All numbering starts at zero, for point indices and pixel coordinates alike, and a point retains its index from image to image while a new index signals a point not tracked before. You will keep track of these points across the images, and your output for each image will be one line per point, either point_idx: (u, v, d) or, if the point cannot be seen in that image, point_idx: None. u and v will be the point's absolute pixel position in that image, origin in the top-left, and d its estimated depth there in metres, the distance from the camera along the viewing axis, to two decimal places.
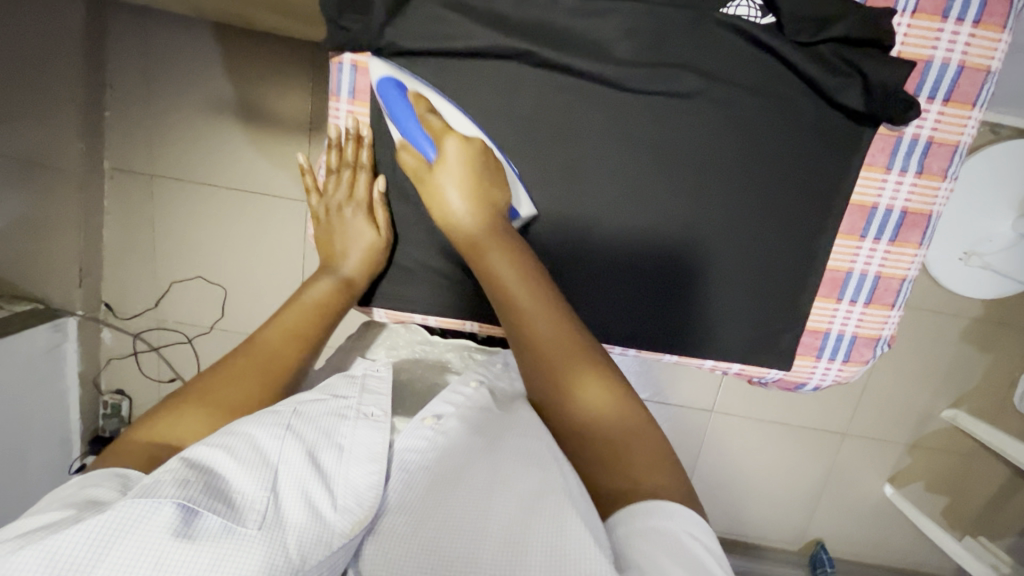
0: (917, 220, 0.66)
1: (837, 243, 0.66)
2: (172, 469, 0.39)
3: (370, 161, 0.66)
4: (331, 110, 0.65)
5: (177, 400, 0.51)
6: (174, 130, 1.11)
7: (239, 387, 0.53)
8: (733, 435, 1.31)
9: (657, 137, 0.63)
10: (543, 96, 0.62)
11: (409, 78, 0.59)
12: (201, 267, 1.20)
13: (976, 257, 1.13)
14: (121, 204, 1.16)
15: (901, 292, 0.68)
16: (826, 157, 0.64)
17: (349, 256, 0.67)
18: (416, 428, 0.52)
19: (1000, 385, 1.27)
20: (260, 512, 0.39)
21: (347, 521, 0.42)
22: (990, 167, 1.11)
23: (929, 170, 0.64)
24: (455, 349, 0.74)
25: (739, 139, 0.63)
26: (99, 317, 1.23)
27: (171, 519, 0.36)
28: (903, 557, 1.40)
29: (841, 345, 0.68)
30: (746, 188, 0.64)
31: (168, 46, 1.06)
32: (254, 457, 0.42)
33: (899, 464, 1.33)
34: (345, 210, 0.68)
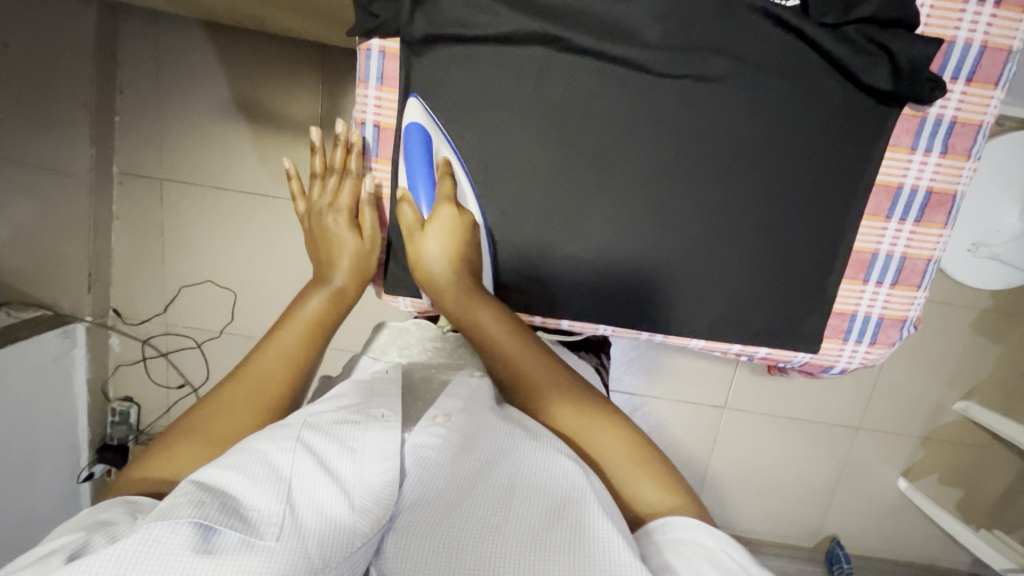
0: (942, 199, 0.64)
1: (862, 225, 0.65)
2: (185, 493, 0.42)
3: (357, 167, 0.65)
4: (359, 97, 0.65)
5: (168, 439, 0.52)
6: (195, 125, 1.15)
7: (234, 418, 0.54)
8: (738, 432, 1.32)
9: (684, 121, 0.62)
10: (574, 80, 0.62)
11: (437, 134, 0.62)
12: (224, 260, 1.23)
13: (984, 247, 1.13)
14: (138, 205, 1.20)
15: (927, 274, 0.67)
16: (849, 157, 0.63)
17: (337, 266, 0.64)
18: (427, 426, 0.54)
19: (1011, 375, 1.26)
20: (277, 525, 0.42)
21: (366, 522, 0.45)
22: (995, 160, 1.11)
23: (954, 149, 0.63)
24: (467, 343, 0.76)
25: (768, 124, 0.62)
26: (107, 322, 1.26)
27: (188, 539, 0.39)
28: (921, 553, 1.39)
29: (868, 327, 0.68)
30: (765, 179, 0.64)
31: (177, 52, 1.12)
32: (265, 473, 0.45)
33: (912, 457, 1.33)
34: (326, 216, 0.65)
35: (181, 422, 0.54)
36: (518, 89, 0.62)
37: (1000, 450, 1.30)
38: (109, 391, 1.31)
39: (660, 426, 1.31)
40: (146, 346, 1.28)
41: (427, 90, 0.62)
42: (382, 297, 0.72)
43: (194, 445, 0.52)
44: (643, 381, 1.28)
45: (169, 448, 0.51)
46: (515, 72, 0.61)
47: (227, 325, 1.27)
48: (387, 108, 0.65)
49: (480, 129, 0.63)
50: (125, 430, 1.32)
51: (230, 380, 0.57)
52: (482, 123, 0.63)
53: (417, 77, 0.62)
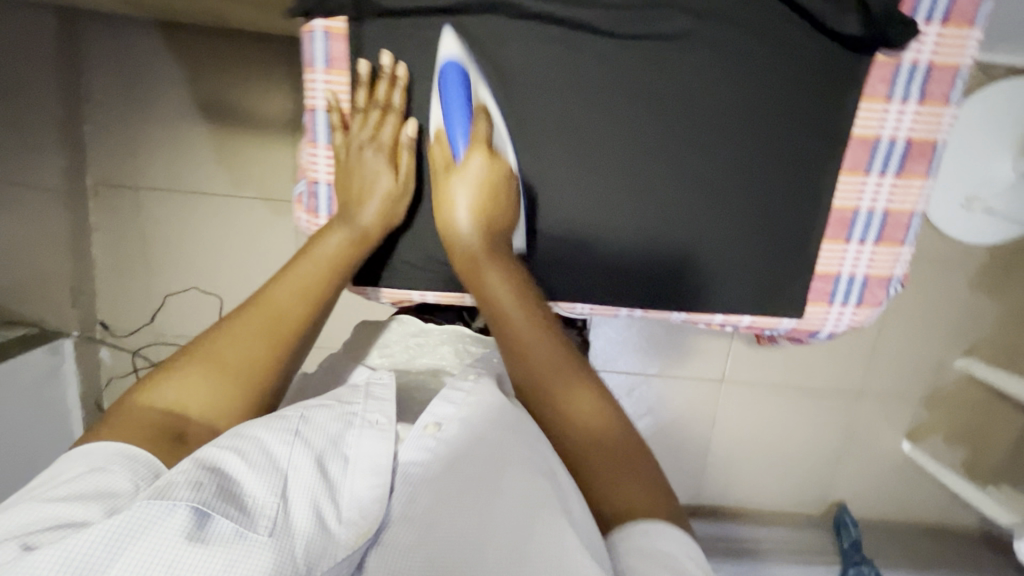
0: (923, 149, 0.62)
1: (840, 181, 0.63)
2: (184, 471, 0.43)
3: (401, 105, 0.61)
4: (308, 83, 0.63)
5: (187, 360, 0.54)
6: (167, 129, 1.13)
7: (245, 350, 0.56)
8: (739, 405, 1.31)
9: (652, 85, 0.60)
10: (534, 49, 0.59)
11: (473, 73, 0.58)
12: (208, 265, 1.21)
13: (979, 202, 1.10)
14: (115, 215, 1.18)
15: (912, 228, 0.64)
16: (821, 112, 0.61)
17: (365, 204, 0.61)
18: (419, 437, 0.51)
19: (1011, 331, 1.25)
20: (270, 519, 0.42)
21: (352, 534, 0.44)
22: (984, 110, 1.08)
23: (932, 96, 0.60)
24: (450, 342, 0.76)
25: (739, 83, 0.60)
26: (95, 336, 1.25)
27: (184, 522, 0.40)
28: (931, 513, 1.38)
29: (853, 288, 0.66)
30: (738, 143, 0.62)
31: (143, 55, 1.09)
32: (263, 462, 0.46)
33: (916, 419, 1.32)
34: (365, 151, 0.62)
35: (190, 349, 0.56)
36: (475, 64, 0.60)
37: (1003, 405, 1.29)
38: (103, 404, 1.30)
39: (660, 404, 1.30)
40: (137, 356, 1.27)
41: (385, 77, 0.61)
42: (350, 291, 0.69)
43: (204, 375, 0.54)
44: (640, 360, 1.28)
45: (179, 375, 0.53)
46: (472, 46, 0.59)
47: None
48: (338, 91, 0.63)
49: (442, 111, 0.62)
50: None
51: (241, 313, 0.58)
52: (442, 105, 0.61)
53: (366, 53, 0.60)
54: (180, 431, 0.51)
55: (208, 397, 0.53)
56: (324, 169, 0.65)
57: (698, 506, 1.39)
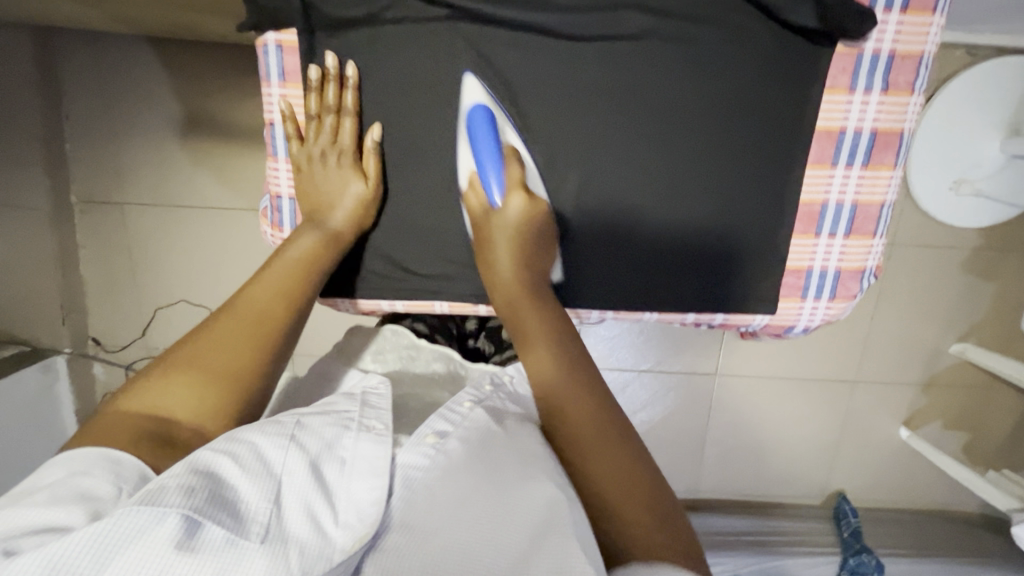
0: (889, 139, 0.61)
1: (807, 174, 0.62)
2: (176, 476, 0.40)
3: (355, 105, 0.61)
4: (263, 96, 0.63)
5: (167, 365, 0.51)
6: (149, 144, 1.13)
7: (231, 352, 0.53)
8: (733, 398, 1.30)
9: (612, 85, 0.60)
10: (491, 54, 0.59)
11: (501, 115, 0.60)
12: (196, 278, 1.22)
13: (967, 184, 1.09)
14: (101, 232, 1.18)
15: (882, 219, 0.63)
16: (778, 104, 0.60)
17: (337, 207, 0.62)
18: (416, 445, 0.49)
19: (1006, 313, 1.23)
20: (263, 525, 0.39)
21: (349, 537, 0.41)
22: (968, 92, 1.07)
23: (896, 85, 0.59)
24: (443, 359, 0.75)
25: (701, 77, 0.59)
26: (88, 353, 1.25)
27: (174, 529, 0.36)
28: (932, 499, 1.38)
29: (826, 282, 0.65)
30: (703, 139, 0.61)
31: (120, 71, 1.09)
32: (258, 466, 0.43)
33: (913, 406, 1.31)
34: (328, 159, 0.62)
35: (173, 351, 0.53)
36: (435, 71, 0.60)
37: (999, 389, 1.28)
38: None
39: (654, 399, 1.30)
40: (130, 371, 1.27)
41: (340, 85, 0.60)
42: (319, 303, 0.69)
43: (185, 375, 0.50)
44: (632, 357, 1.27)
45: (159, 378, 0.50)
46: (429, 54, 0.59)
47: None
48: (295, 103, 0.63)
49: (405, 119, 0.62)
50: None
51: (225, 316, 0.55)
52: (403, 114, 0.61)
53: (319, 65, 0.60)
54: (167, 435, 0.47)
55: (192, 398, 0.49)
56: (285, 182, 0.66)
57: (698, 500, 1.38)
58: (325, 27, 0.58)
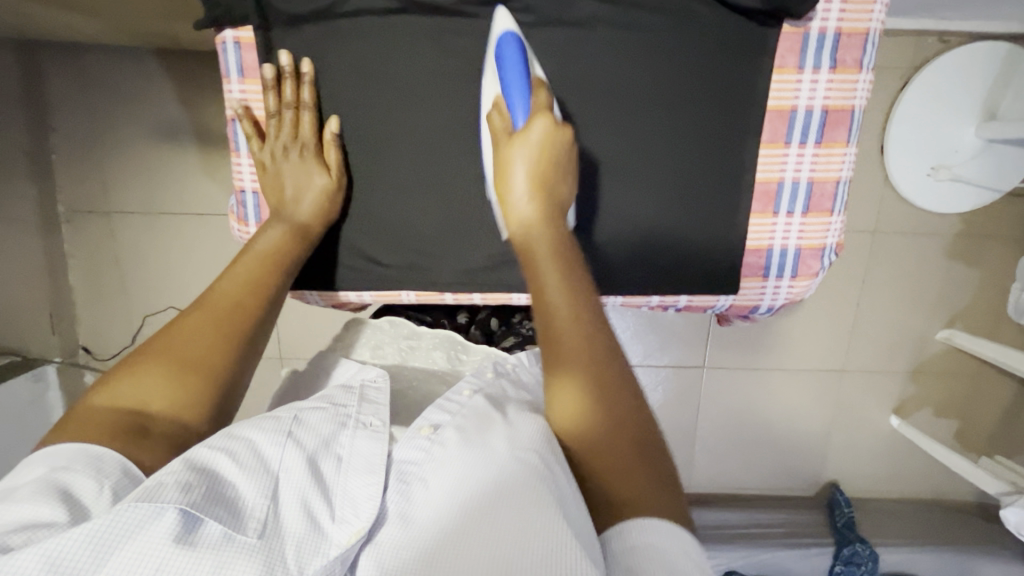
0: (840, 117, 0.62)
1: (760, 155, 0.63)
2: (173, 471, 0.41)
3: (313, 100, 0.62)
4: (224, 92, 0.64)
5: (139, 357, 0.51)
6: (134, 152, 1.15)
7: (202, 343, 0.52)
8: (722, 391, 1.30)
9: (568, 72, 0.61)
10: (450, 43, 0.61)
11: (529, 48, 0.59)
12: (184, 284, 1.23)
13: (945, 170, 1.10)
14: (88, 241, 1.20)
15: (839, 196, 0.64)
16: (730, 89, 0.61)
17: (301, 201, 0.62)
18: (411, 437, 0.50)
19: (992, 298, 1.24)
20: (260, 521, 0.41)
21: (344, 532, 0.43)
22: (941, 78, 1.08)
23: (844, 62, 0.60)
24: (443, 347, 0.76)
25: (652, 60, 0.61)
26: (79, 362, 1.26)
27: (172, 525, 0.38)
28: (927, 487, 1.37)
29: (787, 261, 0.66)
30: (660, 122, 0.62)
31: (104, 82, 1.11)
32: (254, 463, 0.44)
33: (903, 394, 1.31)
34: (289, 154, 0.62)
35: (149, 344, 0.52)
36: (397, 61, 0.61)
37: (988, 374, 1.28)
38: None
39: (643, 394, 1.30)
40: None
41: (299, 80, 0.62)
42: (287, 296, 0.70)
43: (157, 368, 0.50)
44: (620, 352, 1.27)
45: (129, 373, 0.49)
46: (389, 44, 0.61)
47: None
48: (254, 98, 0.64)
49: (367, 111, 0.63)
50: None
51: (200, 307, 0.55)
52: (365, 105, 0.63)
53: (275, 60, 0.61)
54: (141, 426, 0.47)
55: (165, 390, 0.49)
56: (248, 177, 0.66)
57: (690, 493, 1.38)
58: (281, 23, 0.60)
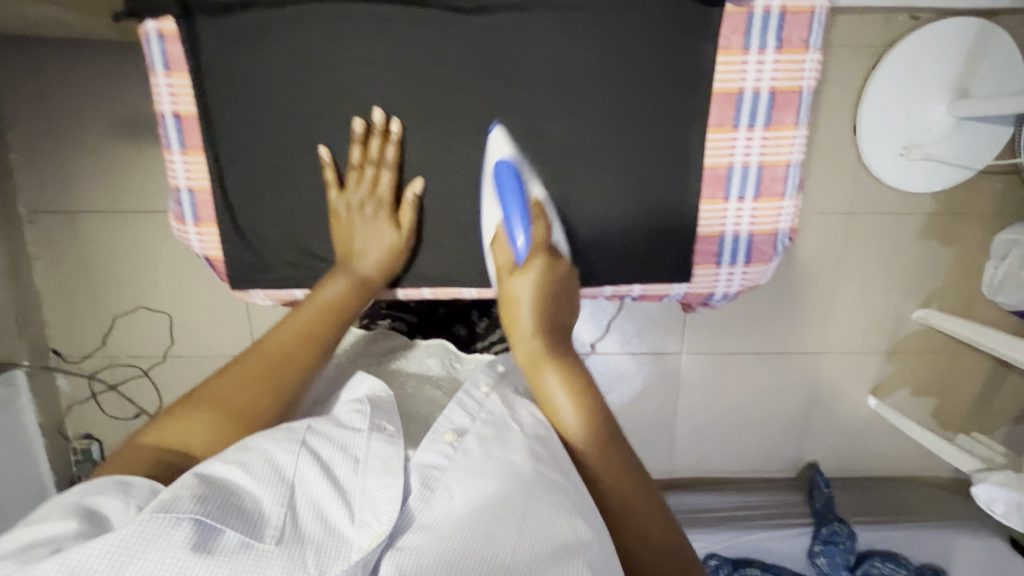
0: (788, 98, 0.63)
1: (708, 140, 0.65)
2: (187, 486, 0.47)
3: (396, 158, 0.65)
4: (153, 88, 0.62)
5: (188, 404, 0.58)
6: (94, 150, 1.12)
7: (244, 390, 0.60)
8: (701, 377, 1.31)
9: (514, 59, 0.62)
10: (394, 32, 0.61)
11: (522, 165, 0.63)
12: (153, 284, 1.21)
13: (917, 149, 1.08)
14: (52, 241, 1.17)
15: (789, 180, 0.66)
16: (672, 77, 0.62)
17: (366, 254, 0.66)
18: (435, 442, 0.57)
19: (965, 277, 1.24)
20: (277, 529, 0.46)
21: (365, 535, 0.48)
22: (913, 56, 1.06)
23: (790, 42, 0.61)
24: (438, 356, 0.86)
25: (597, 47, 0.61)
26: (50, 365, 1.25)
27: (187, 534, 0.43)
28: (905, 465, 1.38)
29: (739, 246, 0.68)
30: (608, 111, 0.64)
31: (56, 77, 1.07)
32: (268, 473, 0.50)
33: (880, 373, 1.31)
34: (365, 209, 0.65)
35: (195, 393, 0.60)
36: (343, 53, 0.61)
37: (962, 352, 1.29)
38: (69, 432, 1.30)
39: (622, 381, 1.30)
40: (94, 380, 1.27)
41: (237, 74, 0.61)
42: (234, 294, 0.70)
43: (210, 415, 0.57)
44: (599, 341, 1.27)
45: (182, 417, 0.57)
46: (328, 35, 0.61)
47: (170, 348, 1.26)
48: (182, 92, 0.62)
49: (313, 105, 0.63)
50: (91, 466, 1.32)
51: (246, 355, 0.63)
52: (311, 99, 0.63)
53: (206, 53, 0.60)
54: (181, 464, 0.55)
55: (212, 433, 0.57)
56: (182, 175, 0.65)
57: (671, 478, 1.39)
58: (204, 11, 0.59)
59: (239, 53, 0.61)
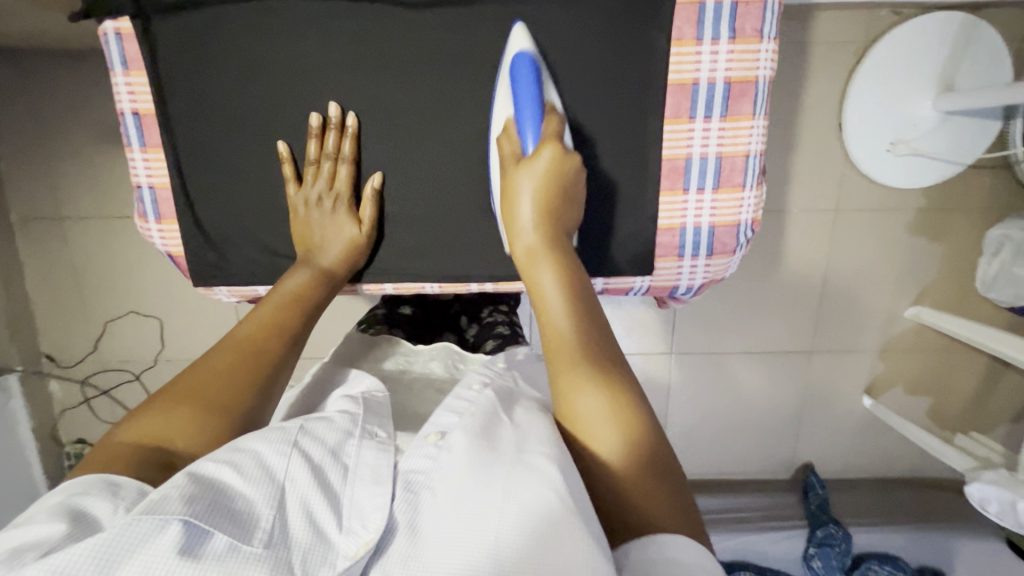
0: (744, 88, 0.63)
1: (665, 130, 0.65)
2: (177, 485, 0.40)
3: (353, 153, 0.65)
4: (113, 87, 0.64)
5: (166, 400, 0.51)
6: (83, 158, 1.13)
7: (220, 385, 0.54)
8: (691, 377, 1.30)
9: (471, 55, 0.63)
10: (350, 30, 0.62)
11: (542, 62, 0.62)
12: (142, 288, 1.22)
13: (903, 144, 1.08)
14: (44, 247, 1.19)
15: (749, 170, 0.66)
16: (623, 69, 0.63)
17: (327, 248, 0.67)
18: (421, 446, 0.51)
19: (957, 273, 1.23)
20: (266, 532, 0.40)
21: (352, 544, 0.43)
22: (896, 52, 1.05)
23: (743, 32, 0.61)
24: (440, 357, 0.80)
25: (550, 41, 0.62)
26: (43, 370, 1.26)
27: (176, 538, 0.37)
28: (901, 465, 1.37)
29: (701, 238, 0.68)
30: (563, 103, 0.64)
31: (45, 87, 1.09)
32: (259, 474, 0.43)
33: (874, 372, 1.29)
34: (324, 203, 0.66)
35: (168, 391, 0.52)
36: (302, 50, 0.62)
37: (955, 350, 1.28)
38: (61, 437, 1.31)
39: None
40: (86, 385, 1.28)
41: (195, 72, 0.62)
42: (199, 290, 0.71)
43: (191, 409, 0.51)
44: None
45: (162, 413, 0.50)
46: (285, 34, 0.62)
47: (161, 352, 1.26)
48: (140, 91, 0.63)
49: (273, 102, 0.64)
50: None
51: (219, 351, 0.57)
52: (269, 96, 0.64)
53: (164, 52, 0.62)
54: (168, 464, 0.48)
55: (191, 427, 0.50)
56: (143, 172, 0.66)
57: None
58: (158, 12, 0.60)
59: (195, 52, 0.62)
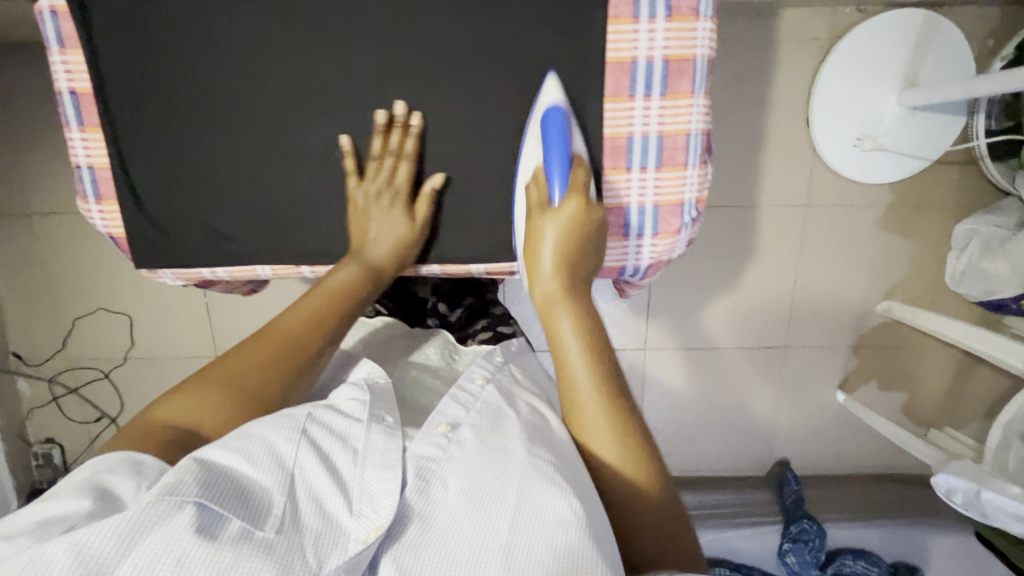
0: (682, 66, 0.63)
1: (605, 109, 0.65)
2: (188, 470, 0.42)
3: (415, 151, 0.67)
4: (49, 66, 0.63)
5: (200, 382, 0.56)
6: (51, 153, 1.13)
7: (256, 372, 0.57)
8: (666, 374, 1.30)
9: (416, 38, 0.64)
10: (293, 14, 0.63)
11: (570, 113, 0.63)
12: (112, 285, 1.21)
13: (870, 139, 1.09)
14: (11, 244, 1.17)
15: (691, 149, 0.66)
16: (563, 52, 0.64)
17: (376, 246, 0.68)
18: (429, 433, 0.53)
19: (927, 268, 1.24)
20: (277, 516, 0.43)
21: (363, 528, 0.45)
22: (860, 48, 1.07)
23: (679, 9, 0.62)
24: (437, 344, 0.79)
25: (492, 25, 0.64)
26: (11, 368, 1.24)
27: (192, 518, 0.39)
28: (878, 462, 1.37)
29: (645, 217, 0.68)
30: (506, 87, 0.66)
31: (12, 82, 1.08)
32: (267, 461, 0.45)
33: (847, 368, 1.30)
34: (382, 198, 0.67)
35: (202, 372, 0.57)
36: (247, 32, 0.63)
37: (928, 345, 1.28)
38: (29, 436, 1.29)
39: None
40: (55, 383, 1.27)
41: (137, 54, 0.63)
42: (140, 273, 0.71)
43: (220, 391, 0.55)
44: None
45: (191, 396, 0.54)
46: (229, 18, 0.63)
47: (131, 349, 1.25)
48: (77, 70, 0.63)
49: (217, 85, 0.65)
50: (51, 471, 1.31)
51: (255, 341, 0.60)
52: (213, 79, 0.64)
53: (103, 32, 0.62)
54: (191, 443, 0.52)
55: (224, 411, 0.54)
56: (82, 152, 0.66)
57: None
58: None
59: (138, 32, 0.63)
